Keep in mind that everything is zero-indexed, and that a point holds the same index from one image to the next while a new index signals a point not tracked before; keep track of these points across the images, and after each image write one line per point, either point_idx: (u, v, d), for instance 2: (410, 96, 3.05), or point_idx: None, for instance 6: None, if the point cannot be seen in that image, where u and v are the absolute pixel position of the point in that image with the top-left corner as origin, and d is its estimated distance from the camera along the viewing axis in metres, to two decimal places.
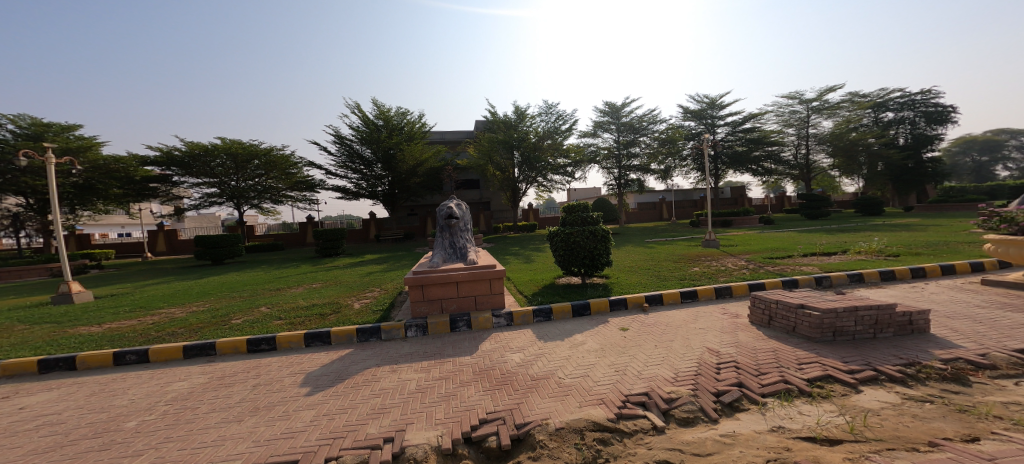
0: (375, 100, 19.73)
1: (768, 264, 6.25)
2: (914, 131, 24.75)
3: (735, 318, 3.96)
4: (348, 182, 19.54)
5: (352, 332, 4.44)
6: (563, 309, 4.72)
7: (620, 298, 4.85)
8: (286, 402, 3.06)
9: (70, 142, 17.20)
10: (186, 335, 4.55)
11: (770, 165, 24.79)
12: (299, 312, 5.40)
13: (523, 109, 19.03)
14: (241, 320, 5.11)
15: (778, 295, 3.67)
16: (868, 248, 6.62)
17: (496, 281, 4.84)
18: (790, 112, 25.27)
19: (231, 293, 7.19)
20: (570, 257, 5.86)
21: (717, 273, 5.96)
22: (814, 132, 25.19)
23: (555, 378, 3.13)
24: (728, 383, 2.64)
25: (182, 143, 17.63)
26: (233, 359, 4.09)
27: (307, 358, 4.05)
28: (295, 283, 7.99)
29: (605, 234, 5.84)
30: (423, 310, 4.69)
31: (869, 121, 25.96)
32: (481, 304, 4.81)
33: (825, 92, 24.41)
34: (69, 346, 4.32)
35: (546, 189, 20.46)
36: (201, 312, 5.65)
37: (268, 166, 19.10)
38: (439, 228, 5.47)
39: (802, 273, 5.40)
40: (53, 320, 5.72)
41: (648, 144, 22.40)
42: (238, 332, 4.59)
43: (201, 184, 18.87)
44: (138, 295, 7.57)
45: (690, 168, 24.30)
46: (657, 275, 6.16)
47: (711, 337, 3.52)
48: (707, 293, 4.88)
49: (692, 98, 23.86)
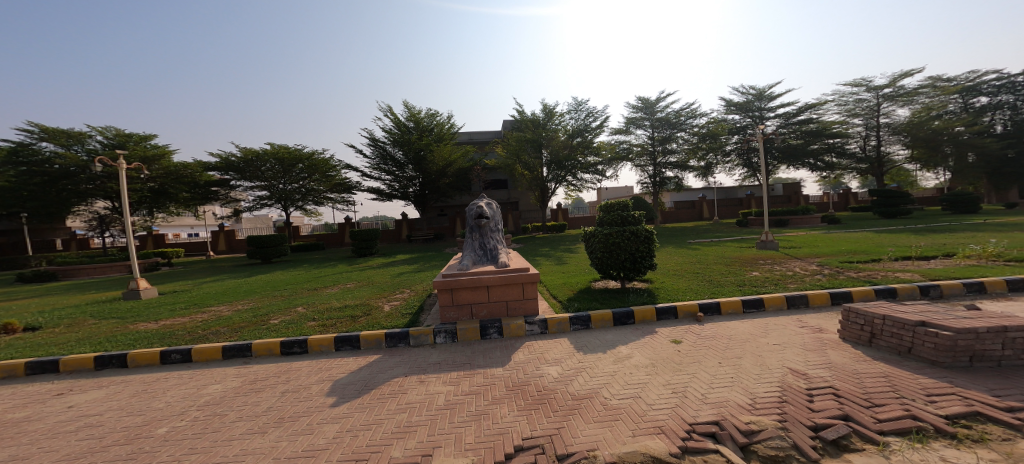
0: (408, 102, 20.04)
1: (848, 270, 5.38)
2: (1015, 117, 21.32)
3: (819, 334, 3.30)
4: (383, 183, 20.05)
5: (380, 337, 4.27)
6: (605, 317, 4.26)
7: (669, 306, 4.29)
8: (311, 413, 2.88)
9: (147, 150, 19.06)
10: (227, 335, 4.61)
11: (831, 159, 22.38)
12: (332, 313, 5.33)
13: (551, 106, 18.53)
14: (277, 321, 5.13)
15: (881, 308, 3.01)
16: (978, 252, 5.53)
17: (530, 286, 4.47)
18: (855, 101, 22.72)
19: (273, 292, 7.39)
20: (608, 260, 5.35)
21: (783, 279, 5.19)
22: (886, 122, 22.40)
23: (601, 399, 2.70)
24: (828, 415, 2.08)
25: (237, 149, 18.93)
26: (265, 362, 4.03)
27: (336, 363, 3.91)
28: (331, 283, 8.09)
29: (648, 235, 5.28)
30: (452, 315, 4.42)
31: (956, 108, 22.70)
32: (514, 310, 4.46)
33: (898, 77, 21.65)
34: (123, 343, 4.50)
35: (576, 188, 19.78)
36: (243, 311, 5.77)
37: (311, 169, 20.06)
38: (469, 229, 5.21)
39: (898, 281, 4.55)
40: (116, 316, 6.08)
41: (687, 139, 21.06)
42: (274, 333, 4.57)
43: (254, 187, 20.19)
44: (192, 293, 8.01)
45: (734, 164, 22.43)
46: (710, 280, 5.47)
47: (792, 356, 2.92)
48: (775, 302, 4.19)
49: (736, 89, 22.12)
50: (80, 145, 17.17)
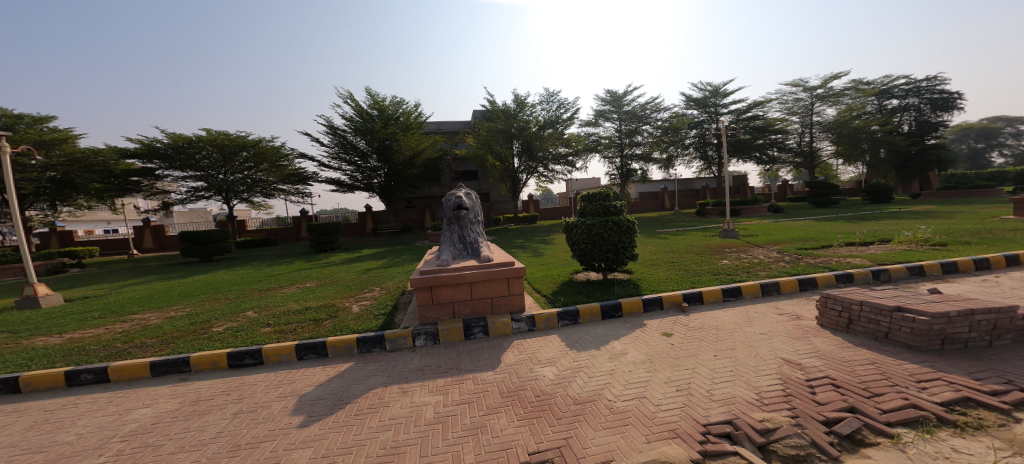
0: (369, 88, 18.74)
1: (807, 256, 5.76)
2: (919, 118, 24.39)
3: (798, 321, 3.42)
4: (342, 174, 18.76)
5: (351, 343, 3.85)
6: (592, 310, 4.19)
7: (654, 297, 4.29)
8: (274, 437, 2.46)
9: (45, 134, 16.20)
10: (158, 348, 3.92)
11: (774, 153, 24.38)
12: (291, 317, 4.77)
13: (522, 96, 18.22)
14: (223, 328, 4.48)
15: (857, 294, 3.16)
16: (911, 236, 6.16)
17: (515, 281, 4.26)
18: (794, 100, 24.75)
19: (216, 295, 6.54)
20: (591, 252, 5.28)
21: (753, 267, 5.41)
22: (818, 120, 24.69)
23: (605, 401, 2.57)
24: (836, 408, 2.10)
25: (164, 134, 16.66)
26: (210, 377, 3.47)
27: (298, 374, 3.45)
28: (289, 283, 7.34)
29: (630, 225, 5.26)
30: (432, 315, 4.10)
31: (873, 109, 25.54)
32: (498, 307, 4.23)
33: (830, 79, 23.82)
34: (16, 363, 3.68)
35: (546, 180, 19.82)
36: (178, 318, 5.00)
37: (258, 158, 18.21)
38: (447, 221, 4.89)
39: (853, 266, 4.92)
40: (8, 329, 5.04)
41: (651, 133, 21.82)
42: (219, 343, 3.96)
43: (187, 177, 17.98)
44: (112, 298, 6.90)
45: (692, 157, 23.62)
46: (687, 270, 5.57)
47: (781, 345, 2.97)
48: (752, 290, 4.31)
49: (694, 85, 23.15)
50: None
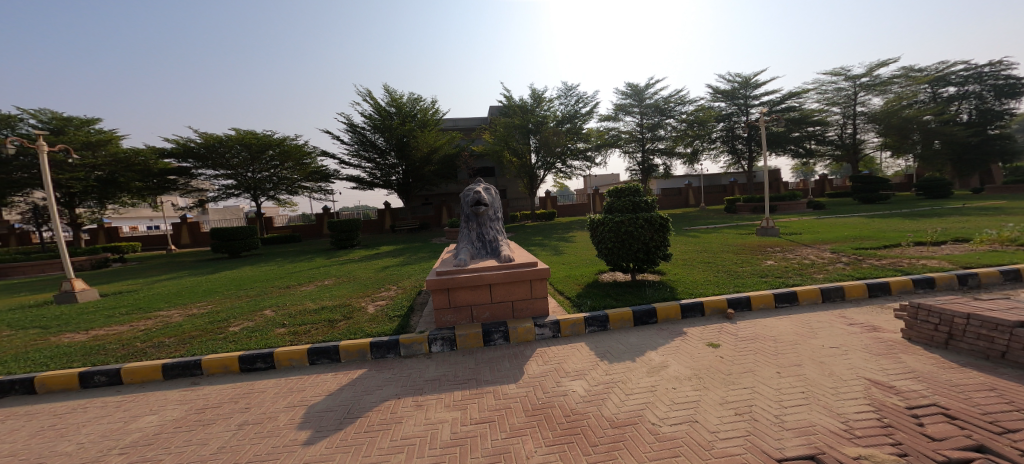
0: (388, 86, 18.76)
1: (868, 257, 5.11)
2: (980, 106, 22.21)
3: (876, 334, 2.90)
4: (363, 171, 18.92)
5: (364, 347, 3.64)
6: (623, 316, 3.78)
7: (694, 302, 3.83)
8: (276, 455, 2.22)
9: (90, 136, 17.16)
10: (172, 348, 3.82)
11: (811, 145, 22.80)
12: (306, 317, 4.62)
13: (541, 91, 17.73)
14: (238, 328, 4.37)
15: (957, 304, 2.63)
16: (991, 235, 5.38)
17: (539, 283, 3.91)
18: (834, 90, 23.07)
19: (237, 292, 6.53)
20: (619, 251, 4.83)
21: (804, 268, 4.81)
22: (862, 110, 22.87)
23: (649, 425, 2.19)
24: (958, 447, 1.63)
25: (197, 134, 17.24)
26: (219, 382, 3.31)
27: (308, 381, 3.23)
28: (307, 280, 7.27)
29: (663, 223, 4.81)
30: (449, 319, 3.81)
31: (926, 98, 23.48)
32: (520, 311, 3.89)
33: (875, 66, 22.01)
34: (36, 361, 3.65)
35: (566, 176, 19.29)
36: (197, 316, 4.95)
37: (283, 156, 18.62)
38: (465, 218, 4.61)
39: (928, 269, 4.28)
40: (38, 324, 5.13)
41: (676, 126, 20.88)
42: (231, 345, 3.81)
43: (218, 175, 18.61)
44: (141, 294, 7.04)
45: (720, 151, 22.41)
46: (728, 271, 5.04)
47: (862, 363, 2.49)
48: (811, 296, 3.78)
49: (723, 76, 21.91)
50: (11, 130, 15.10)
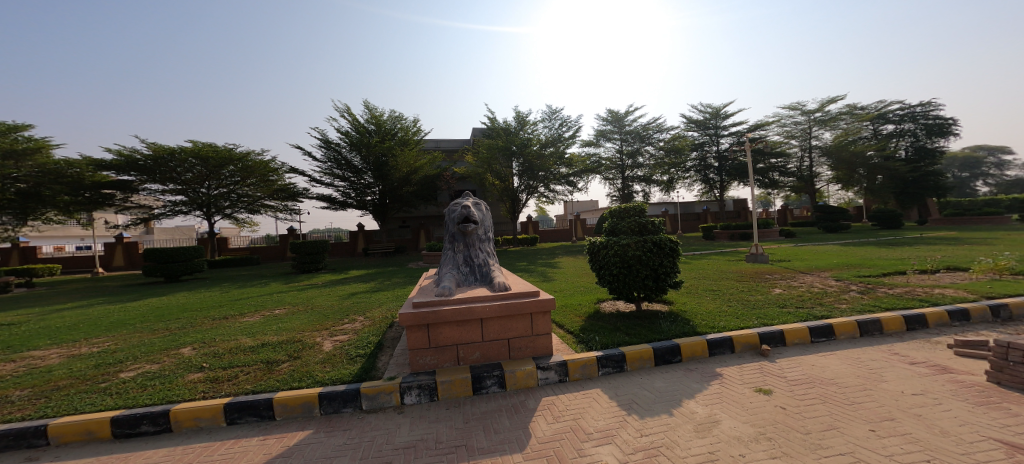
0: (367, 102, 18.03)
1: (878, 283, 4.85)
2: (915, 143, 24.54)
3: (958, 377, 2.40)
4: (335, 190, 17.78)
5: (311, 400, 2.77)
6: (642, 354, 3.18)
7: (722, 337, 3.26)
8: None
9: (16, 143, 15.05)
10: (18, 404, 2.83)
11: (775, 176, 24.23)
12: (238, 358, 3.64)
13: (524, 114, 17.67)
14: (133, 376, 3.31)
15: None
16: (988, 263, 5.33)
17: (541, 316, 3.20)
18: (793, 124, 24.83)
19: (158, 325, 5.32)
20: (627, 278, 4.27)
21: (819, 296, 4.44)
22: (817, 144, 24.71)
23: None
24: None
25: (145, 145, 15.42)
26: (74, 457, 2.30)
27: (220, 452, 2.31)
28: (254, 309, 6.14)
29: (673, 246, 4.33)
30: (428, 361, 3.00)
31: (869, 134, 25.76)
32: (518, 351, 3.15)
33: (827, 104, 24.03)
34: None
35: (547, 200, 19.04)
36: (81, 361, 3.81)
37: (245, 172, 17.12)
38: (450, 237, 3.92)
39: (952, 299, 3.99)
40: None
41: (653, 154, 21.51)
42: (112, 400, 2.83)
43: (166, 191, 16.75)
44: (31, 327, 5.63)
45: (693, 179, 23.23)
46: (740, 300, 4.57)
47: (971, 416, 1.95)
48: (848, 330, 3.30)
49: (695, 108, 23.07)
50: None
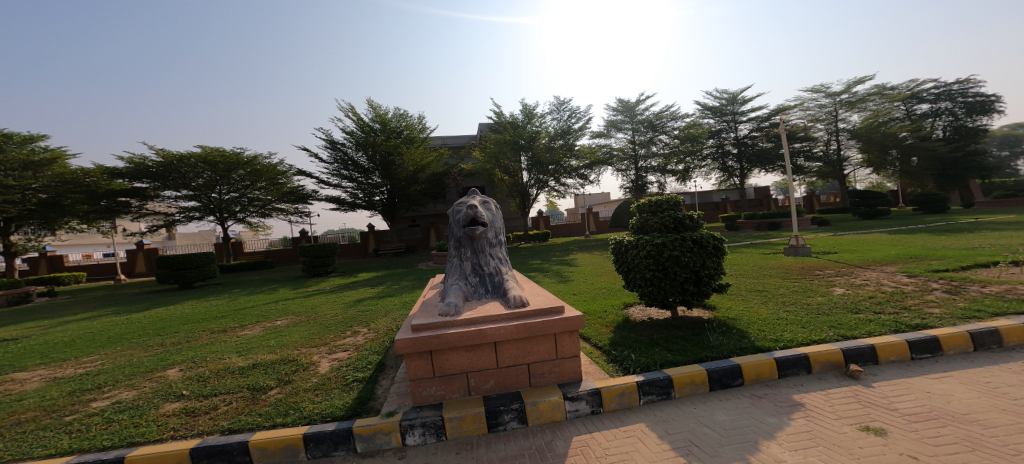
0: (371, 101, 17.68)
1: (960, 280, 4.12)
2: (954, 123, 22.73)
3: None
4: (343, 191, 17.52)
5: (295, 443, 2.29)
6: (693, 376, 2.59)
7: (794, 355, 2.64)
8: None
9: (33, 154, 15.26)
10: None
11: (799, 161, 22.91)
12: (222, 384, 3.21)
13: (531, 107, 17.02)
14: (99, 408, 2.90)
15: None
16: None
17: (567, 336, 2.64)
18: (817, 107, 23.38)
19: (154, 341, 4.99)
20: (662, 283, 3.67)
21: (896, 298, 3.72)
22: (844, 126, 23.21)
23: None
24: None
25: (154, 151, 15.37)
26: None
27: None
28: (255, 320, 5.76)
29: (716, 245, 3.69)
30: (434, 392, 2.50)
31: (901, 114, 24.03)
32: (541, 377, 2.61)
33: (853, 84, 22.55)
34: None
35: (559, 194, 18.35)
36: (55, 387, 3.45)
37: (255, 175, 17.02)
38: (455, 243, 3.39)
39: None
40: None
41: (667, 143, 20.49)
42: (67, 441, 2.42)
43: (178, 197, 16.78)
44: (27, 344, 5.39)
45: (710, 168, 22.14)
46: (799, 303, 3.89)
47: None
48: (955, 344, 2.65)
49: (710, 94, 21.97)
50: None
